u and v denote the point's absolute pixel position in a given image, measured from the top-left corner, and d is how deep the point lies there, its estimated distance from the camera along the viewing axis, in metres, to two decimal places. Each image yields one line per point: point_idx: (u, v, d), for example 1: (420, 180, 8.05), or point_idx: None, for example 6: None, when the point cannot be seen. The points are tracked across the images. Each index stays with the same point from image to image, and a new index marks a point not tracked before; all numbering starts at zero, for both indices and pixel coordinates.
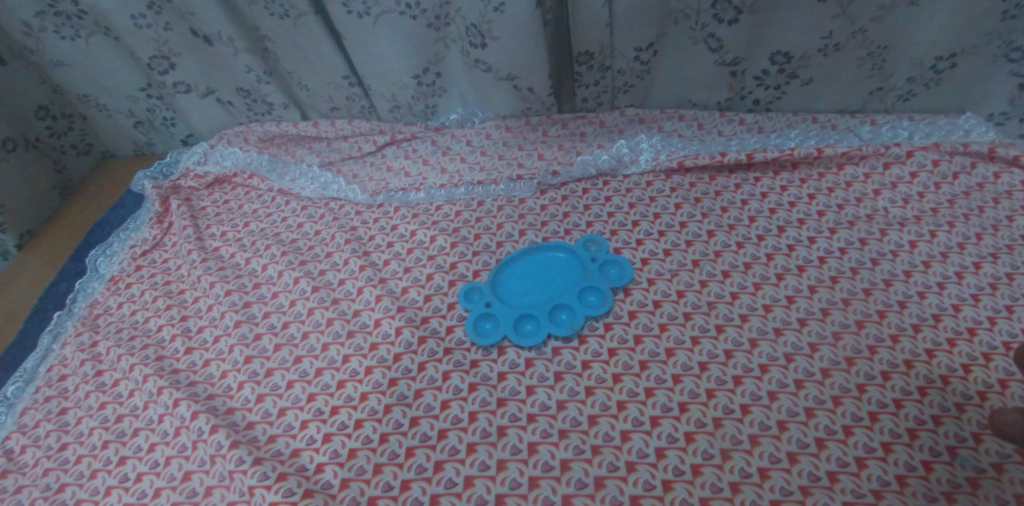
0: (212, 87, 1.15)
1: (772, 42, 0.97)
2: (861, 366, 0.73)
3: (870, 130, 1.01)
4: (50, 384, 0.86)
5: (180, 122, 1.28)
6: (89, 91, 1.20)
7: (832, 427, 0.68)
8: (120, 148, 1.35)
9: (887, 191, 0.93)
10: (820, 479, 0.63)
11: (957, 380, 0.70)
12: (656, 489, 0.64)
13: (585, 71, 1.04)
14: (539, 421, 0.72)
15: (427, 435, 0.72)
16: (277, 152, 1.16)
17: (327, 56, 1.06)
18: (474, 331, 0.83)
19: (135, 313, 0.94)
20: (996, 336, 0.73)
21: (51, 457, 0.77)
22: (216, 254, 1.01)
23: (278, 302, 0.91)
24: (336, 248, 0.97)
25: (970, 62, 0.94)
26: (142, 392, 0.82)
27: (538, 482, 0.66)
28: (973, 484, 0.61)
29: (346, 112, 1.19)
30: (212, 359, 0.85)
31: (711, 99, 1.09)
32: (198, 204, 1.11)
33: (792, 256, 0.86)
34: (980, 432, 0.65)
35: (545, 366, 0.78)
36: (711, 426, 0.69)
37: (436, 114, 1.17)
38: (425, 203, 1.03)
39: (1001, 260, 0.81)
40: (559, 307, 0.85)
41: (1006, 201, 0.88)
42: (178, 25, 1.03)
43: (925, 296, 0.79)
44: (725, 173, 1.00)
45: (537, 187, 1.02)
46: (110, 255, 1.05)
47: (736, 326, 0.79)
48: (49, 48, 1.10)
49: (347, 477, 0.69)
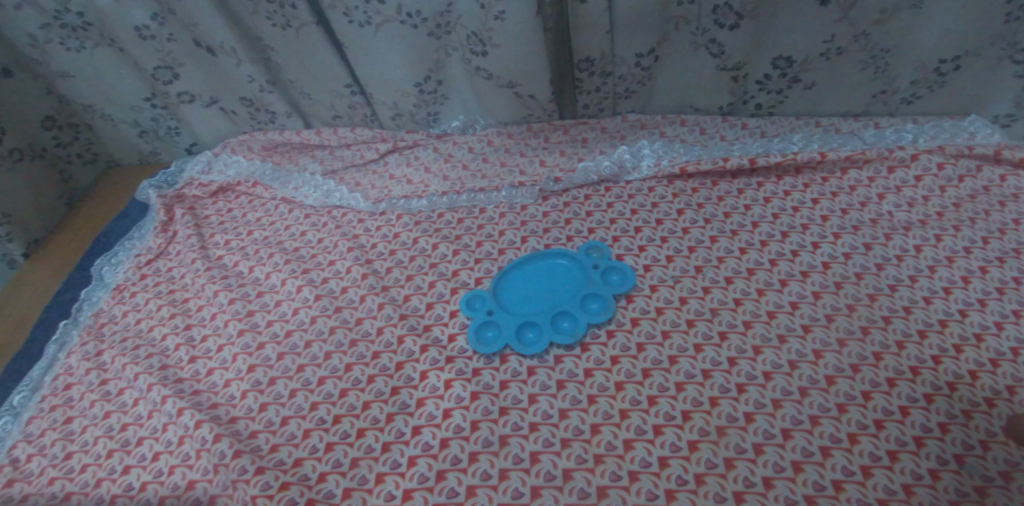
0: (216, 96, 1.15)
1: (774, 47, 0.97)
2: (867, 373, 0.72)
3: (874, 133, 1.00)
4: (56, 393, 0.86)
5: (185, 131, 1.29)
6: (95, 101, 1.21)
7: (837, 435, 0.67)
8: (126, 157, 1.36)
9: (891, 195, 0.92)
10: (825, 488, 0.63)
11: (964, 386, 0.69)
12: (660, 498, 0.64)
13: (586, 78, 1.04)
14: (541, 430, 0.72)
15: (429, 444, 0.72)
16: (281, 160, 1.17)
17: (329, 65, 1.06)
18: (476, 340, 0.82)
19: (140, 322, 0.95)
20: (1004, 342, 0.73)
21: (57, 466, 0.77)
22: (220, 263, 1.01)
23: (282, 310, 0.91)
24: (339, 256, 0.98)
25: (974, 64, 0.93)
26: (146, 401, 0.82)
27: (541, 491, 0.66)
28: (981, 492, 0.61)
29: (349, 120, 1.20)
30: (216, 368, 0.85)
31: (713, 104, 1.08)
32: (202, 213, 1.11)
33: (796, 261, 0.86)
34: (988, 439, 0.65)
35: (547, 374, 0.78)
36: (714, 435, 0.69)
37: (438, 121, 1.17)
38: (428, 210, 1.03)
39: (1008, 264, 0.81)
40: (561, 314, 0.84)
41: (1012, 204, 0.87)
42: (182, 36, 1.04)
43: (930, 302, 0.78)
44: (728, 178, 0.99)
45: (539, 194, 1.02)
46: (116, 264, 1.06)
47: (740, 333, 0.78)
48: (56, 60, 1.11)
49: (350, 487, 0.69)
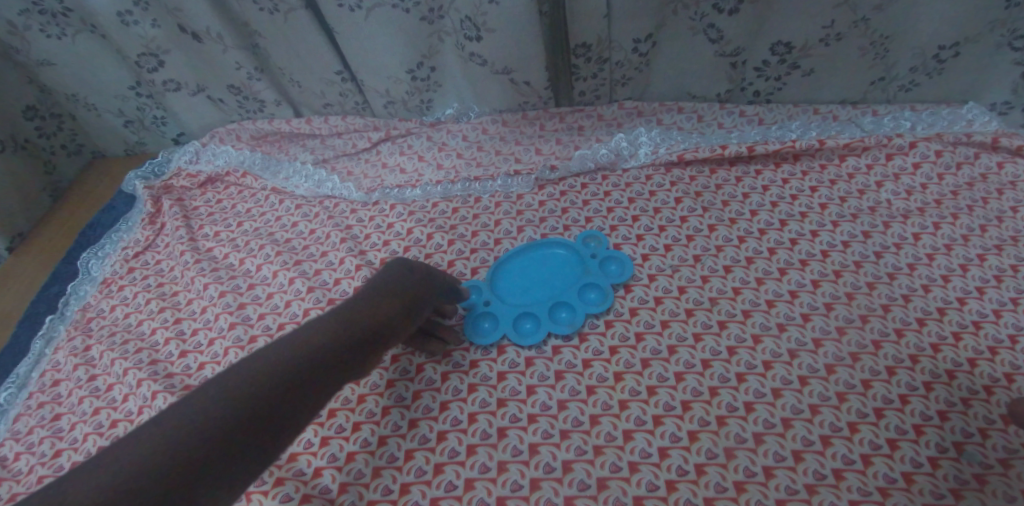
0: (202, 84, 1.12)
1: (773, 32, 0.95)
2: (866, 362, 0.72)
3: (872, 121, 0.99)
4: (44, 390, 0.85)
5: (171, 121, 1.26)
6: (77, 90, 1.17)
7: (837, 424, 0.67)
8: (111, 148, 1.32)
9: (889, 183, 0.92)
10: (826, 476, 0.63)
11: (963, 374, 0.69)
12: (661, 489, 0.63)
13: (582, 64, 1.02)
14: (540, 422, 0.71)
15: (426, 438, 0.71)
16: (270, 150, 1.14)
17: (318, 51, 1.03)
18: (473, 331, 0.81)
19: (128, 316, 0.93)
20: (1002, 329, 0.72)
21: (46, 463, 0.76)
22: (210, 255, 0.99)
23: (273, 302, 0.89)
24: (332, 247, 0.95)
25: (973, 50, 0.92)
26: (136, 396, 0.80)
27: (540, 483, 0.65)
28: (980, 480, 0.61)
29: (340, 108, 1.17)
30: (207, 362, 0.83)
31: (710, 90, 1.07)
32: (191, 204, 1.09)
33: (796, 250, 0.85)
34: (986, 427, 0.65)
35: (546, 365, 0.77)
36: (714, 425, 0.68)
37: (432, 109, 1.15)
38: (422, 200, 1.01)
39: (1006, 252, 0.80)
40: (559, 304, 0.83)
41: (1010, 192, 0.87)
42: (166, 21, 1.00)
43: (929, 290, 0.78)
44: (726, 166, 0.98)
45: (536, 182, 1.00)
46: (102, 257, 1.04)
47: (738, 322, 0.78)
48: (34, 47, 1.07)
49: (346, 482, 0.68)
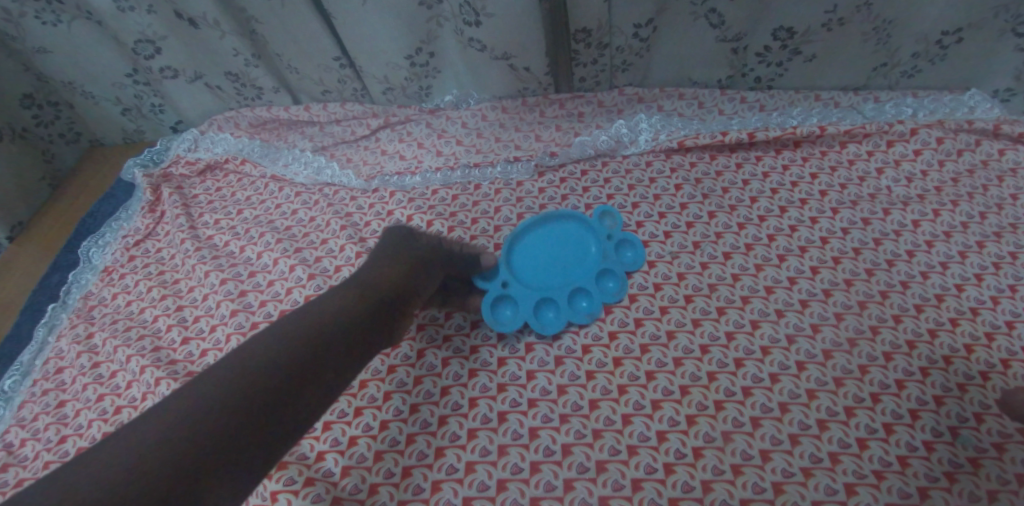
0: (200, 71, 1.12)
1: (775, 17, 0.94)
2: (863, 347, 0.72)
3: (873, 107, 0.99)
4: (47, 377, 0.86)
5: (169, 109, 1.25)
6: (74, 77, 1.16)
7: (833, 408, 0.67)
8: (109, 137, 1.32)
9: (889, 169, 0.92)
10: (822, 460, 0.63)
11: (959, 360, 0.70)
12: (659, 472, 0.64)
13: (582, 50, 1.02)
14: (540, 406, 0.72)
15: (427, 422, 0.72)
16: (269, 137, 1.14)
17: (316, 37, 1.03)
18: (492, 319, 0.80)
19: (130, 304, 0.93)
20: (999, 315, 0.73)
21: (51, 449, 0.77)
22: (210, 242, 0.99)
23: (274, 290, 0.89)
24: (332, 235, 0.95)
25: (976, 37, 0.92)
26: (139, 383, 0.81)
27: (540, 466, 0.66)
28: (974, 464, 0.62)
29: (339, 94, 1.16)
30: (209, 349, 0.84)
31: (711, 76, 1.07)
32: (190, 192, 1.09)
33: (795, 236, 0.85)
34: (982, 412, 0.65)
35: (545, 351, 0.77)
36: (713, 409, 0.69)
37: (430, 96, 1.15)
38: (422, 187, 1.01)
39: (1005, 239, 0.80)
40: (577, 291, 0.82)
41: (1010, 179, 0.87)
42: (162, 8, 0.99)
43: (928, 276, 0.78)
44: (726, 152, 0.98)
45: (535, 169, 1.00)
46: (103, 245, 1.04)
47: (737, 308, 0.78)
48: (30, 34, 1.07)
49: (348, 465, 0.69)
